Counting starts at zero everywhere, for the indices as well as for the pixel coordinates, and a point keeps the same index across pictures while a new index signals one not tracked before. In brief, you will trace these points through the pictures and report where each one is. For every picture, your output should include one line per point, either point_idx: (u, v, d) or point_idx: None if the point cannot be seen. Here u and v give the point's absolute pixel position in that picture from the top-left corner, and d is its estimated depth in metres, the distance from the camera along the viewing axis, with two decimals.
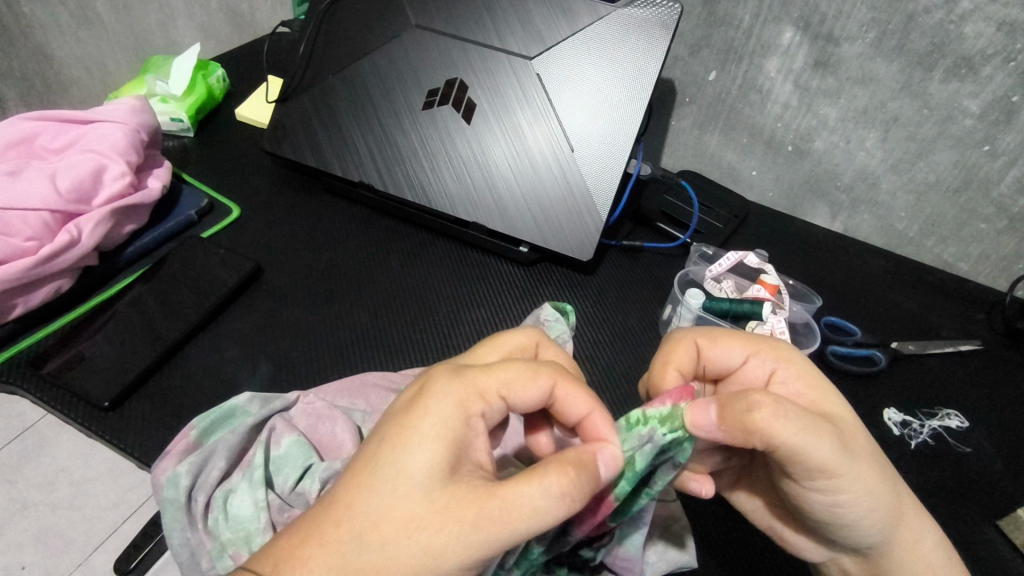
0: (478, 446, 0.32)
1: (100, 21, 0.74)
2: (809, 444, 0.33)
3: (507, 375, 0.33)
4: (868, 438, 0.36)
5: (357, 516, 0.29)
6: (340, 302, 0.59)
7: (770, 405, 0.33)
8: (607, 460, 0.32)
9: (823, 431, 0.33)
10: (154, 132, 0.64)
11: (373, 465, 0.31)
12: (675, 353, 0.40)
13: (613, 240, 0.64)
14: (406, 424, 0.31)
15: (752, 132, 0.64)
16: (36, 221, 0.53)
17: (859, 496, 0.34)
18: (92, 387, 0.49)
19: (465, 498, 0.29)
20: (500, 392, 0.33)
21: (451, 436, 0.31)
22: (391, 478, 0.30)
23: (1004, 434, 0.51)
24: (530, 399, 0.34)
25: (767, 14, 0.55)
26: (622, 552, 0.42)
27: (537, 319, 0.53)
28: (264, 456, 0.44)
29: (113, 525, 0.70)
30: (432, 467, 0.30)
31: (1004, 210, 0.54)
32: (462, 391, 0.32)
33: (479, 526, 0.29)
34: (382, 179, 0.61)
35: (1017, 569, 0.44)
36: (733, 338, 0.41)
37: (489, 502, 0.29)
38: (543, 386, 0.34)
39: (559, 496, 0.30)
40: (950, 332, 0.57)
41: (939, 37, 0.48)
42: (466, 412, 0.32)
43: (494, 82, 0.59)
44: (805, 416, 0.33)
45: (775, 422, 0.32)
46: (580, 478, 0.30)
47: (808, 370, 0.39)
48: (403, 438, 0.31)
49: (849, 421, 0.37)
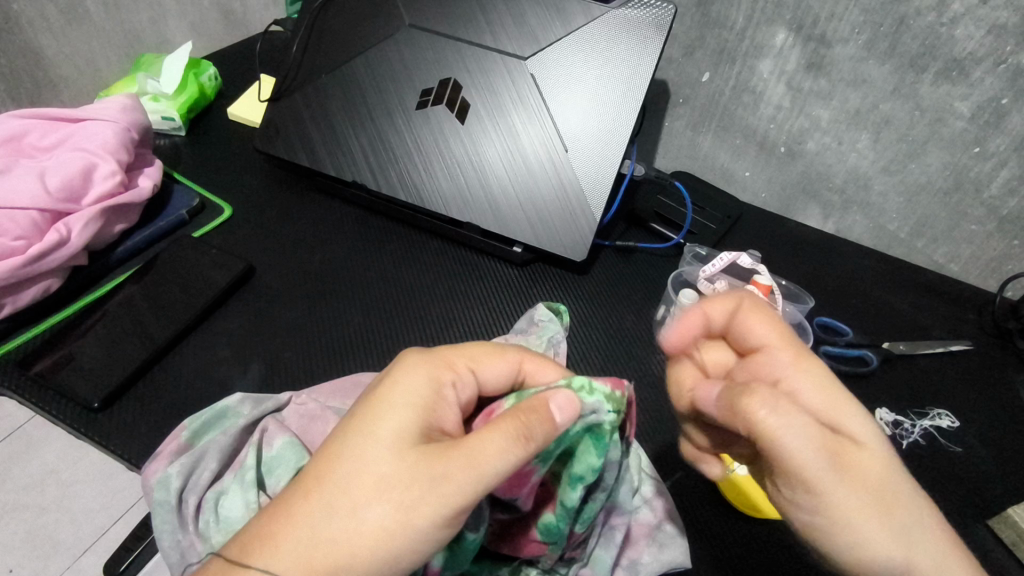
0: (447, 415, 0.35)
1: (91, 19, 0.73)
2: (781, 433, 0.32)
3: (475, 351, 0.38)
4: (875, 465, 0.33)
5: (327, 485, 0.32)
6: (333, 302, 0.58)
7: (755, 380, 0.32)
8: (561, 404, 0.33)
9: (804, 428, 0.32)
10: (144, 131, 0.64)
11: (343, 438, 0.33)
12: (711, 304, 0.41)
13: (607, 240, 0.64)
14: (371, 396, 0.35)
15: (745, 133, 0.64)
16: (25, 219, 0.53)
17: (828, 508, 0.32)
18: (82, 388, 0.49)
19: (432, 456, 0.32)
20: (469, 366, 0.38)
21: (419, 401, 0.34)
22: (361, 448, 0.32)
23: (994, 434, 0.51)
24: (499, 372, 0.38)
25: (760, 16, 0.56)
26: (589, 573, 0.43)
27: (530, 321, 0.55)
28: (257, 457, 0.44)
29: (103, 527, 0.74)
30: (399, 434, 0.33)
31: (994, 211, 0.54)
32: (428, 364, 0.36)
33: (447, 478, 0.31)
34: (376, 179, 0.61)
35: (1005, 567, 0.44)
36: (770, 317, 0.39)
37: (454, 453, 0.31)
38: (510, 361, 0.39)
39: (516, 440, 0.31)
40: (941, 332, 0.58)
41: (929, 39, 0.49)
42: (439, 382, 0.36)
43: (489, 82, 0.59)
44: (791, 410, 0.32)
45: (752, 398, 0.32)
46: (532, 421, 0.32)
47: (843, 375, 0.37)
48: (376, 409, 0.34)
49: (864, 440, 0.34)
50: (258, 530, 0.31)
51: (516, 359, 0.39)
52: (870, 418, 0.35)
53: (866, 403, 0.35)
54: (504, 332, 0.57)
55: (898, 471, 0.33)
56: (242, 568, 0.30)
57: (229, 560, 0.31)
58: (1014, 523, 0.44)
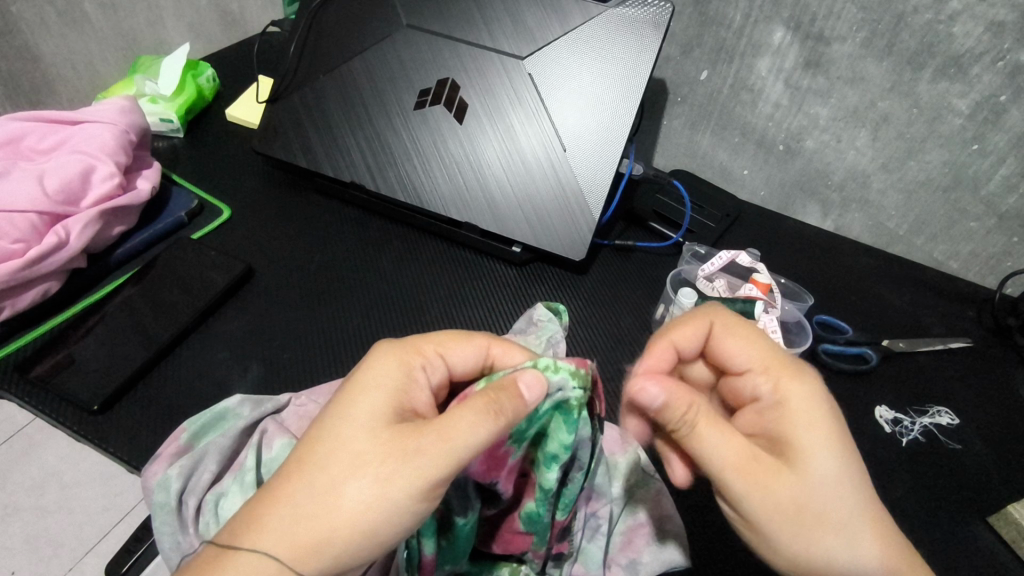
0: (420, 397, 0.36)
1: (89, 21, 0.73)
2: (714, 466, 0.34)
3: (443, 337, 0.39)
4: (823, 500, 0.34)
5: (307, 467, 0.32)
6: (333, 302, 0.58)
7: (700, 431, 0.34)
8: (529, 382, 0.33)
9: (746, 472, 0.34)
10: (142, 133, 0.64)
11: (320, 421, 0.34)
12: (681, 328, 0.40)
13: (605, 239, 0.64)
14: (346, 382, 0.36)
15: (743, 132, 0.64)
16: (24, 223, 0.53)
17: (774, 537, 0.34)
18: (81, 391, 0.49)
19: (406, 432, 0.32)
20: (438, 351, 0.38)
21: (391, 384, 0.35)
22: (334, 428, 0.33)
23: (994, 432, 0.51)
24: (468, 357, 0.39)
25: (758, 14, 0.55)
26: (582, 569, 0.44)
27: (529, 320, 0.55)
28: (256, 459, 0.44)
29: (105, 528, 0.75)
30: (372, 413, 0.33)
31: (993, 207, 0.54)
32: (398, 351, 0.37)
33: (420, 452, 0.31)
34: (374, 180, 0.61)
35: (1005, 565, 0.44)
36: (746, 340, 0.39)
37: (426, 428, 0.32)
38: (479, 345, 0.39)
39: (485, 414, 0.32)
40: (940, 329, 0.58)
41: (928, 37, 0.49)
42: (409, 366, 0.37)
43: (486, 82, 0.59)
44: (736, 449, 0.34)
45: (701, 442, 0.34)
46: (501, 395, 0.32)
47: (808, 400, 0.36)
48: (348, 394, 0.35)
49: (814, 475, 0.34)
50: (239, 516, 0.32)
51: (483, 344, 0.39)
52: (825, 446, 0.35)
53: (819, 427, 0.35)
54: (502, 332, 0.57)
55: (847, 497, 0.34)
56: (229, 553, 0.30)
57: (218, 545, 0.31)
58: (1013, 520, 0.44)
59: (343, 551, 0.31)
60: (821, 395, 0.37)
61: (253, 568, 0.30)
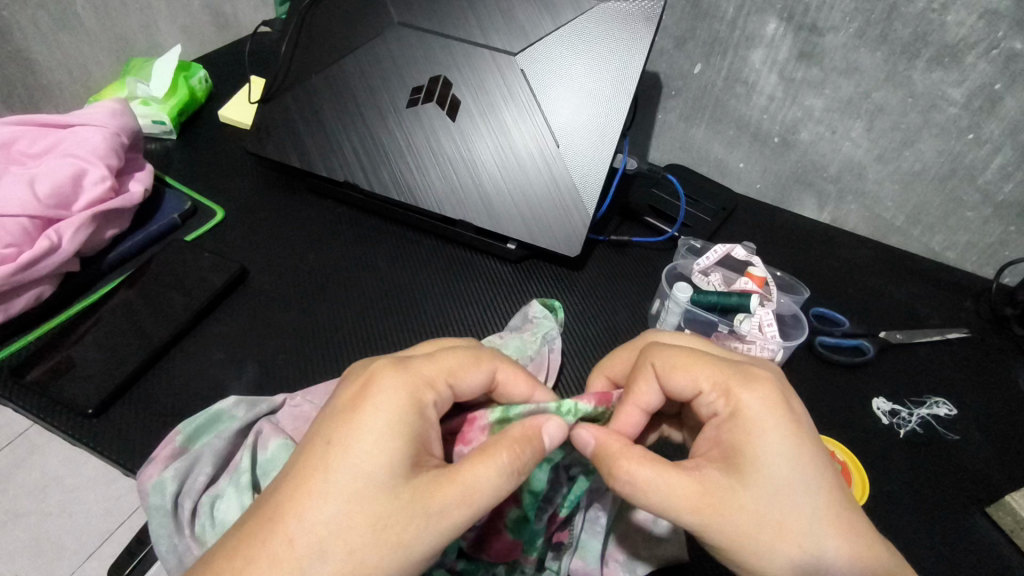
0: (431, 436, 0.36)
1: (81, 24, 0.73)
2: (673, 513, 0.34)
3: (453, 365, 0.39)
4: (781, 503, 0.34)
5: (314, 525, 0.32)
6: (327, 302, 0.58)
7: (628, 470, 0.35)
8: (553, 431, 0.36)
9: (700, 505, 0.34)
10: (135, 135, 0.64)
11: (327, 470, 0.33)
12: (636, 386, 0.41)
13: (601, 235, 0.63)
14: (355, 426, 0.35)
15: (738, 125, 0.63)
16: (16, 226, 0.52)
17: (733, 559, 0.34)
18: (77, 395, 0.48)
19: (427, 492, 0.33)
20: (448, 382, 0.39)
21: (406, 429, 0.35)
22: (347, 484, 0.32)
23: (992, 422, 0.51)
24: (474, 383, 0.40)
25: (751, 6, 0.55)
26: (581, 564, 0.44)
27: (525, 317, 0.55)
28: (251, 460, 0.44)
29: (106, 532, 0.77)
30: (387, 468, 0.33)
31: (990, 197, 0.54)
32: (408, 385, 0.37)
33: (444, 514, 0.33)
34: (367, 178, 0.61)
35: (1004, 554, 0.44)
36: (690, 370, 0.39)
37: (450, 490, 0.33)
38: (485, 371, 0.40)
39: (509, 471, 0.34)
40: (938, 320, 0.57)
41: (922, 26, 0.48)
42: (421, 402, 0.37)
43: (478, 79, 0.59)
44: (688, 485, 0.34)
45: (645, 489, 0.35)
46: (523, 451, 0.34)
47: (761, 409, 0.37)
48: (358, 440, 0.34)
49: (766, 485, 0.34)
50: (238, 572, 0.31)
51: (491, 369, 0.41)
52: (779, 453, 0.35)
53: (774, 433, 0.36)
54: (499, 329, 0.56)
55: (805, 498, 0.34)
56: None
57: None
58: (1012, 510, 0.44)
59: None
60: (775, 403, 0.37)
61: None
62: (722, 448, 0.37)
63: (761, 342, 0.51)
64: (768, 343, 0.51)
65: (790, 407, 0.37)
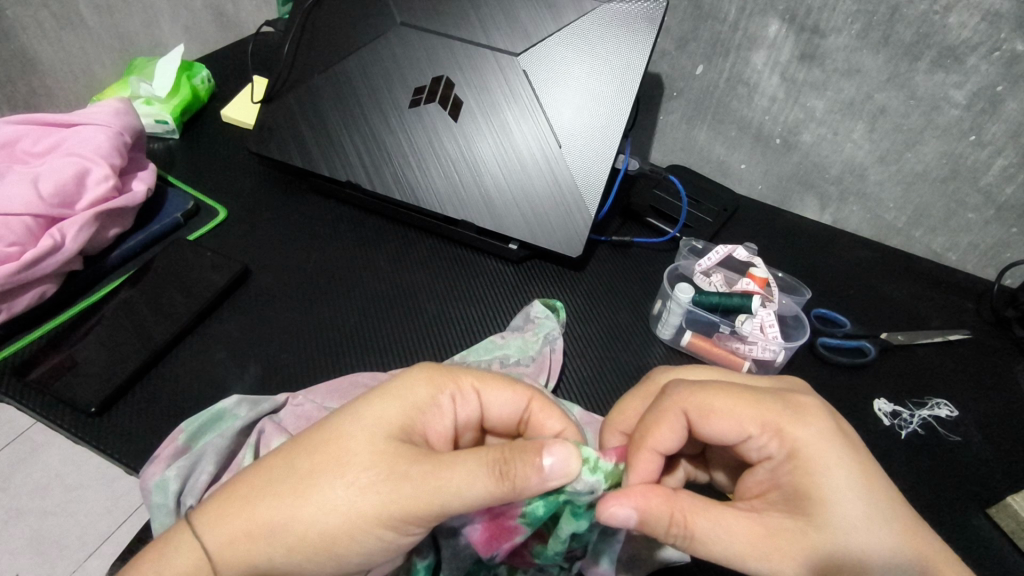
0: (437, 423, 0.39)
1: (84, 24, 0.73)
2: (740, 562, 0.34)
3: (485, 375, 0.42)
4: (857, 544, 0.34)
5: (300, 446, 0.36)
6: (329, 301, 0.58)
7: (692, 525, 0.35)
8: (558, 454, 0.35)
9: (767, 551, 0.34)
10: (138, 134, 0.64)
11: (336, 411, 0.37)
12: (656, 430, 0.40)
13: (602, 236, 0.64)
14: (377, 388, 0.39)
15: (740, 126, 0.64)
16: (19, 225, 0.53)
17: None
18: (79, 394, 0.48)
19: (401, 454, 0.35)
20: (475, 386, 0.41)
21: (413, 400, 0.38)
22: (341, 421, 0.36)
23: (993, 423, 0.51)
24: (502, 400, 0.42)
25: (753, 7, 0.55)
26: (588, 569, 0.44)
27: (527, 317, 0.55)
28: (254, 459, 0.45)
29: (107, 531, 0.78)
30: (380, 421, 0.37)
31: (991, 198, 0.54)
32: (436, 373, 0.40)
33: (407, 477, 0.34)
34: (370, 179, 0.61)
35: (1005, 555, 0.44)
36: (729, 412, 0.39)
37: (424, 460, 0.35)
38: (519, 397, 0.42)
39: (491, 468, 0.34)
40: (939, 322, 0.57)
41: (924, 27, 0.48)
42: (440, 390, 0.40)
43: (482, 81, 0.59)
44: (749, 530, 0.35)
45: (704, 539, 0.35)
46: (513, 458, 0.34)
47: (817, 446, 0.37)
48: (370, 397, 0.38)
49: (837, 523, 0.34)
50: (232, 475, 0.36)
51: (525, 396, 0.42)
52: (846, 489, 0.35)
53: (837, 468, 0.36)
54: (501, 329, 0.57)
55: (880, 536, 0.34)
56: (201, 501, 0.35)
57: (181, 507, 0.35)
58: (1013, 511, 0.44)
59: (292, 538, 0.33)
60: (832, 435, 0.37)
61: (212, 511, 0.34)
62: (782, 489, 0.37)
63: (762, 343, 0.52)
64: (770, 345, 0.51)
65: (845, 438, 0.38)
